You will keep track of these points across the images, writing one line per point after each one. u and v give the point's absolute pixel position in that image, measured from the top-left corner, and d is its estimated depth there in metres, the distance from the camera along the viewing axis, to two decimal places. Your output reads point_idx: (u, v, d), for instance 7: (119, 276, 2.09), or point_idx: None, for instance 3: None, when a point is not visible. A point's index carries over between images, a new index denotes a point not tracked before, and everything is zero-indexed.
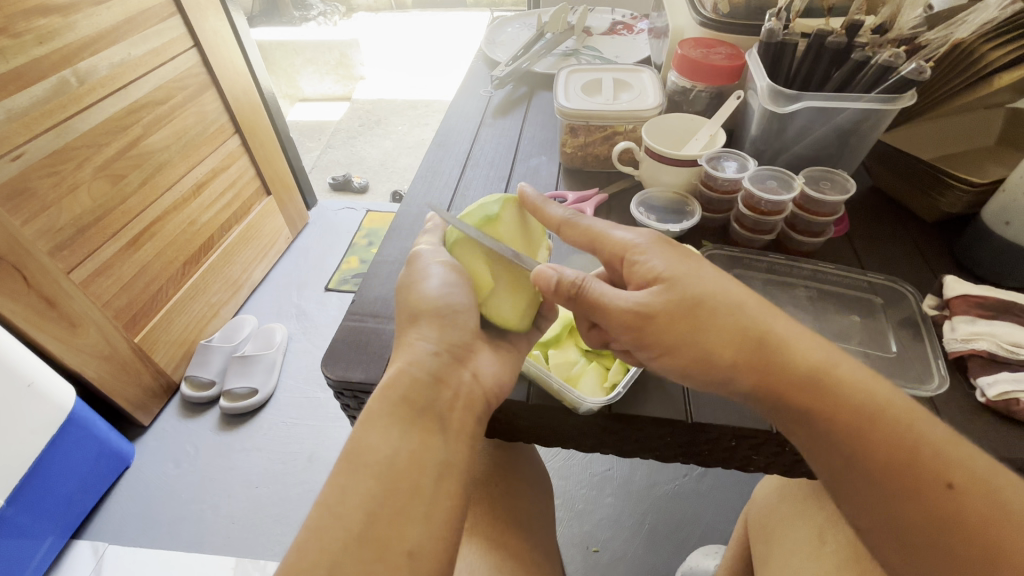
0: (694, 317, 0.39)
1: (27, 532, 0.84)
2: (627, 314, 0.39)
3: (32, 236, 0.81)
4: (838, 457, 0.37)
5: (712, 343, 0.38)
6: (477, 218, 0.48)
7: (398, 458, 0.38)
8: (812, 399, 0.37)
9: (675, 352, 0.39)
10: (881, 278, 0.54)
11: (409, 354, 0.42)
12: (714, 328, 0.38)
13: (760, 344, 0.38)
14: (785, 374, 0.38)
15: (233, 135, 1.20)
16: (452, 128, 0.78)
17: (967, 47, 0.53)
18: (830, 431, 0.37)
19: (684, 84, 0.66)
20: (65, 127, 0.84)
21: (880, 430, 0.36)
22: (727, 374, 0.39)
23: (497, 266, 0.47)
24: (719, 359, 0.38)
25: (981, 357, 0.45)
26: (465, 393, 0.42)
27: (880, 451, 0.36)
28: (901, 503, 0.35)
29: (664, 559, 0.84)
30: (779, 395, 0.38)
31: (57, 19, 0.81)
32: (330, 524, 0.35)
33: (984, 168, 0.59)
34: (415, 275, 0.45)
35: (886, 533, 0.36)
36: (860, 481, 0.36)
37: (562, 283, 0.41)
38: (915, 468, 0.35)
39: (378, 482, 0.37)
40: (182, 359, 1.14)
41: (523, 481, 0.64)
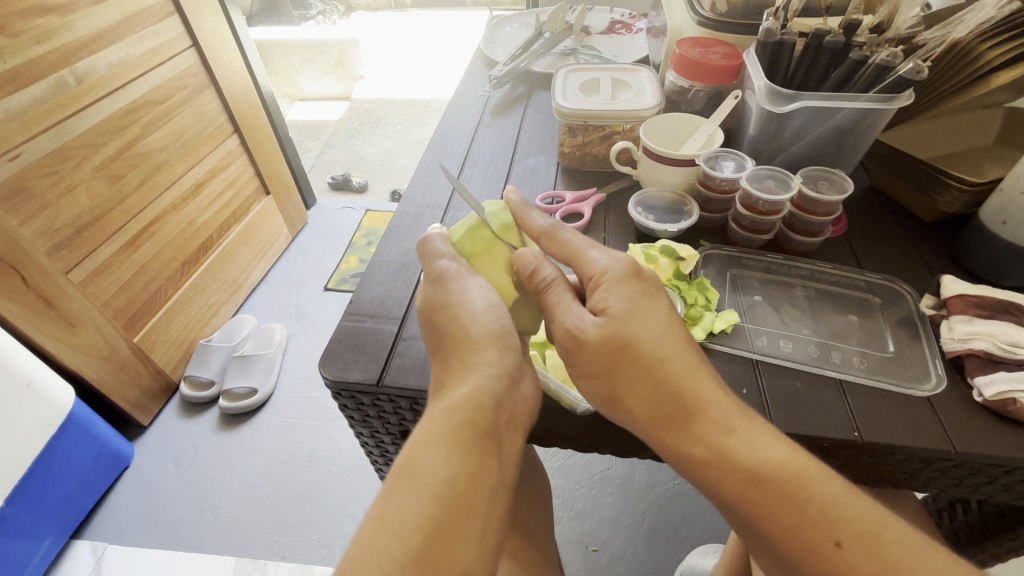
0: (619, 357, 0.39)
1: (27, 532, 0.84)
2: (563, 334, 0.41)
3: (30, 236, 0.81)
4: (736, 516, 0.38)
5: (626, 384, 0.39)
6: (493, 223, 0.47)
7: (457, 480, 0.36)
8: (702, 462, 0.38)
9: (592, 380, 0.41)
10: (878, 277, 0.55)
11: (477, 378, 0.40)
12: (629, 373, 0.39)
13: (666, 393, 0.39)
14: (679, 431, 0.38)
15: (232, 135, 1.20)
16: (451, 128, 0.78)
17: (965, 46, 0.53)
18: (724, 493, 0.37)
19: (682, 84, 0.66)
20: (63, 126, 0.84)
21: (768, 495, 0.36)
22: (628, 416, 0.40)
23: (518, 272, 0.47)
24: (630, 402, 0.40)
25: (978, 357, 0.44)
26: (514, 413, 0.41)
27: (770, 517, 0.36)
28: (796, 565, 0.36)
29: (663, 558, 0.84)
30: (677, 453, 0.39)
31: (55, 18, 0.81)
32: (372, 534, 0.34)
33: (983, 168, 0.59)
34: (458, 297, 0.43)
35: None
36: (760, 540, 0.37)
37: (537, 274, 0.43)
38: (802, 532, 0.35)
39: (438, 503, 0.35)
40: (182, 359, 1.14)
41: (522, 481, 0.64)
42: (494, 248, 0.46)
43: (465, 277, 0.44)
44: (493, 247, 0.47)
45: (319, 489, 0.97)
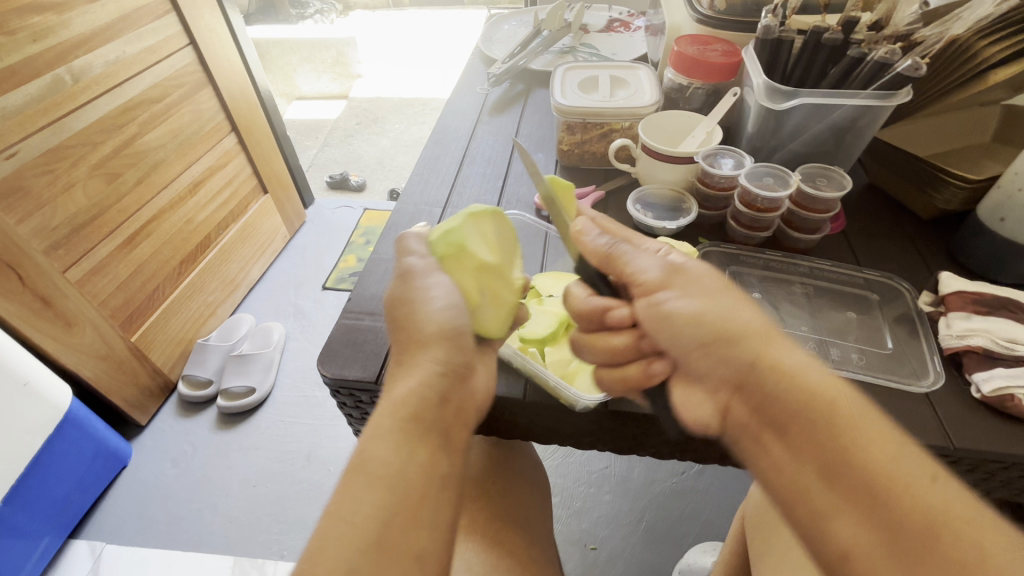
0: (716, 285, 0.43)
1: (24, 532, 0.83)
2: (661, 271, 0.43)
3: (27, 235, 0.80)
4: (823, 452, 0.36)
5: (729, 309, 0.42)
6: (465, 230, 0.47)
7: (410, 470, 0.37)
8: (801, 388, 0.38)
9: (692, 301, 0.41)
10: (876, 274, 0.55)
11: (421, 374, 0.41)
12: (732, 303, 0.42)
13: (764, 326, 0.41)
14: (781, 358, 0.39)
15: (230, 134, 1.20)
16: (450, 126, 0.78)
17: (963, 43, 0.53)
18: (819, 421, 0.37)
19: (680, 81, 0.66)
20: (60, 125, 0.84)
21: (866, 424, 0.36)
22: (733, 339, 0.40)
23: (485, 280, 0.46)
24: (731, 325, 0.41)
25: (977, 353, 0.45)
26: (464, 408, 0.42)
27: (869, 448, 0.35)
28: (889, 503, 0.33)
29: (662, 556, 0.84)
30: (776, 375, 0.39)
31: (51, 16, 0.80)
32: (331, 526, 0.34)
33: (981, 166, 0.59)
34: (420, 295, 0.44)
35: (875, 547, 0.33)
36: (848, 480, 0.35)
37: (604, 240, 0.45)
38: (901, 465, 0.34)
39: (391, 494, 0.36)
40: (180, 358, 1.13)
41: (521, 479, 0.64)
42: (463, 253, 0.46)
43: (429, 277, 0.45)
44: (462, 253, 0.46)
45: (318, 488, 0.97)
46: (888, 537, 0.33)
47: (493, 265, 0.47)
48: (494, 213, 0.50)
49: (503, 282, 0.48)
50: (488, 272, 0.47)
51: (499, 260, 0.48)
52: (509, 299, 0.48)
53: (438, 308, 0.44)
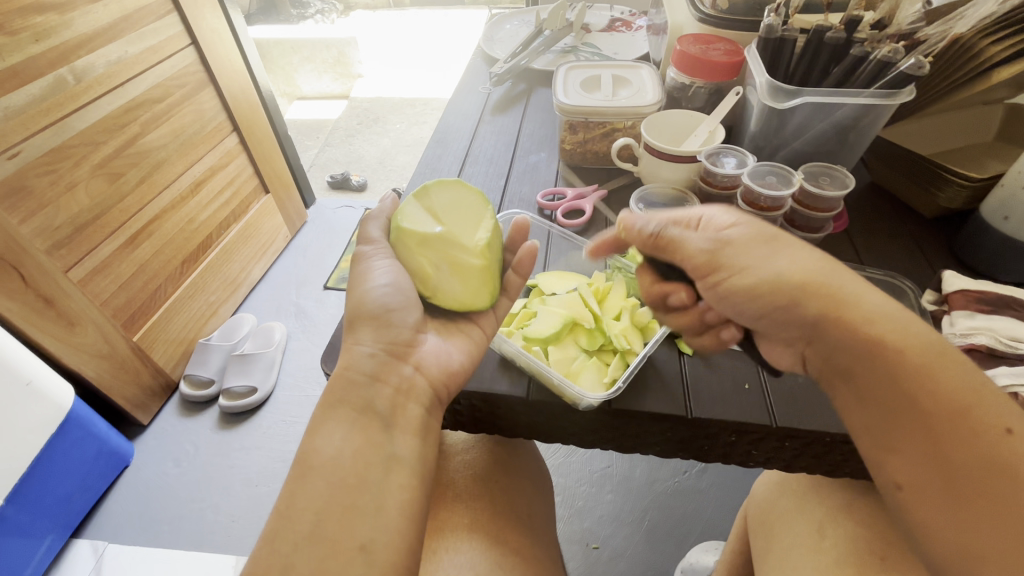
0: (767, 244, 0.43)
1: (27, 531, 0.84)
2: (703, 250, 0.44)
3: (30, 235, 0.80)
4: (891, 400, 0.38)
5: (784, 267, 0.42)
6: (403, 212, 0.49)
7: (343, 457, 0.38)
8: (869, 341, 0.39)
9: (746, 273, 0.42)
10: (879, 273, 0.53)
11: (347, 357, 0.42)
12: (786, 254, 0.43)
13: (826, 280, 0.41)
14: (850, 311, 0.40)
15: (231, 134, 1.20)
16: (452, 126, 0.78)
17: (965, 42, 0.53)
18: (888, 369, 0.38)
19: (683, 80, 0.66)
20: (63, 125, 0.84)
21: (939, 374, 0.37)
22: (794, 300, 0.41)
23: (432, 253, 0.48)
24: (789, 281, 0.41)
25: (981, 352, 0.45)
26: (404, 386, 0.42)
27: (940, 398, 0.36)
28: (950, 450, 0.35)
29: (664, 556, 0.84)
30: (846, 324, 0.40)
31: (53, 17, 0.80)
32: (280, 525, 0.35)
33: (983, 163, 0.59)
34: (363, 274, 0.46)
35: (932, 486, 0.36)
36: (914, 428, 0.37)
37: (649, 225, 0.45)
38: (972, 414, 0.36)
39: (327, 482, 0.36)
40: (182, 358, 1.14)
41: (523, 477, 0.64)
42: (401, 234, 0.48)
43: (375, 256, 0.47)
44: (401, 234, 0.48)
45: None
46: (945, 479, 0.35)
47: (436, 237, 0.48)
48: (436, 185, 0.51)
49: (455, 248, 0.48)
50: (434, 243, 0.48)
51: (449, 226, 0.49)
52: (468, 263, 0.48)
53: (377, 287, 0.45)
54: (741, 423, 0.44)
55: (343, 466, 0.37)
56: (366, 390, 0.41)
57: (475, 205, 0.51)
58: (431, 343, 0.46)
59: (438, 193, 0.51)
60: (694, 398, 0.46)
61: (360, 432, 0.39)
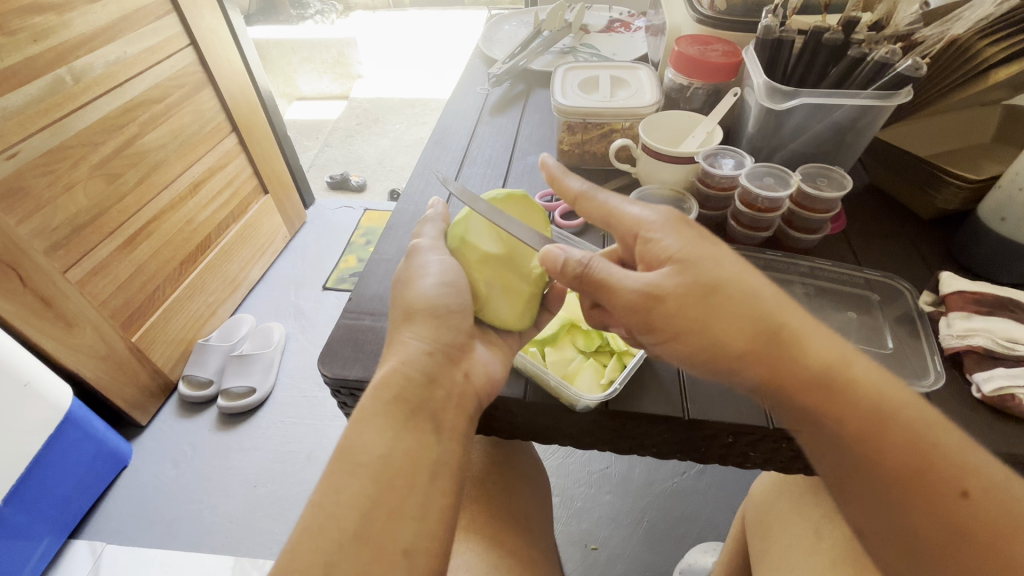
0: (701, 301, 0.37)
1: (25, 532, 0.84)
2: (635, 296, 0.39)
3: (28, 236, 0.80)
4: (843, 464, 0.37)
5: (722, 328, 0.37)
6: (467, 220, 0.48)
7: (393, 456, 0.38)
8: (817, 408, 0.37)
9: (683, 334, 0.38)
10: (877, 274, 0.54)
11: (403, 352, 0.42)
12: (723, 313, 0.37)
13: (774, 337, 0.37)
14: (793, 377, 0.37)
15: (230, 134, 1.20)
16: (450, 126, 0.78)
17: (963, 44, 0.53)
18: (839, 433, 0.37)
19: (680, 82, 0.66)
20: (61, 125, 0.84)
21: (893, 437, 0.36)
22: (737, 364, 0.38)
23: (492, 270, 0.47)
24: (729, 348, 0.38)
25: (977, 353, 0.45)
26: (456, 391, 0.42)
27: (892, 462, 0.36)
28: (910, 513, 0.36)
29: (662, 557, 0.84)
30: (787, 391, 0.37)
31: (52, 17, 0.80)
32: (325, 524, 0.35)
33: (980, 165, 0.59)
34: (417, 269, 0.46)
35: (890, 540, 0.37)
36: (868, 489, 0.37)
37: (577, 260, 0.41)
38: (925, 477, 0.35)
39: (373, 481, 0.37)
40: (181, 358, 1.14)
41: (521, 478, 0.64)
42: (465, 246, 0.47)
43: (432, 254, 0.47)
44: (466, 245, 0.47)
45: None
46: (907, 536, 0.36)
47: (499, 255, 0.47)
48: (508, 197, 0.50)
49: (513, 271, 0.48)
50: (495, 261, 0.47)
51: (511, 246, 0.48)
52: (521, 289, 0.48)
53: (428, 282, 0.45)
54: (738, 425, 0.44)
55: (392, 466, 0.37)
56: (423, 392, 0.40)
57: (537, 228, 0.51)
58: (484, 354, 0.46)
59: (507, 206, 0.50)
60: (690, 400, 0.45)
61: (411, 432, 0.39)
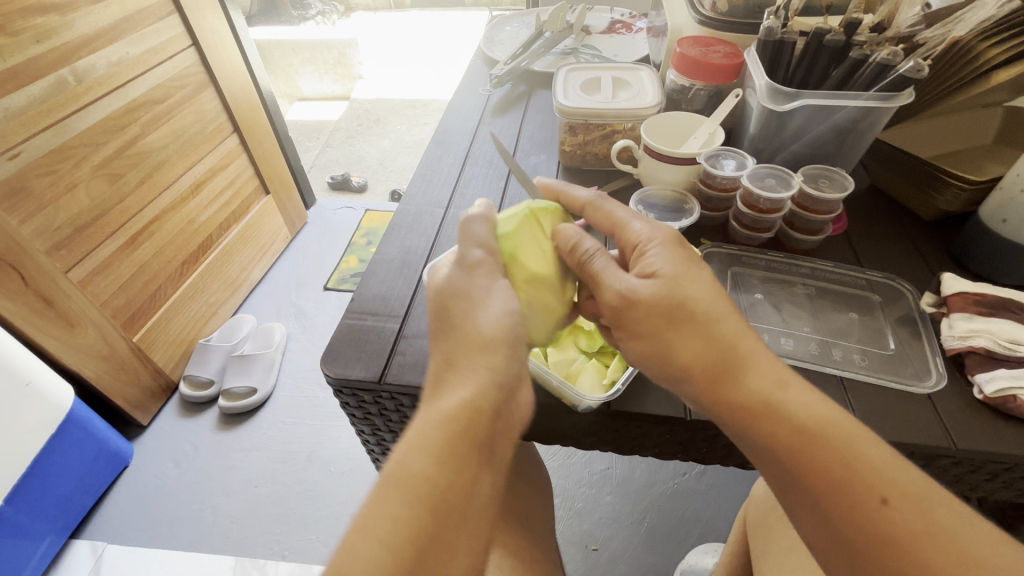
0: (667, 316, 0.39)
1: (27, 532, 0.84)
2: (614, 297, 0.41)
3: (30, 235, 0.81)
4: (780, 475, 0.37)
5: (679, 342, 0.39)
6: (520, 238, 0.45)
7: (454, 488, 0.35)
8: (751, 419, 0.37)
9: (643, 340, 0.41)
10: (878, 275, 0.55)
11: (477, 385, 0.38)
12: (685, 329, 0.39)
13: (720, 352, 0.39)
14: (728, 391, 0.38)
15: (232, 135, 1.20)
16: (452, 127, 0.78)
17: (966, 44, 0.53)
18: (772, 446, 0.37)
19: (682, 83, 0.66)
20: (63, 126, 0.84)
21: (820, 449, 0.36)
22: (680, 376, 0.40)
23: (534, 289, 0.45)
24: (675, 359, 0.39)
25: (979, 354, 0.45)
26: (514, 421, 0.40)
27: (819, 473, 0.35)
28: (839, 525, 0.35)
29: (663, 558, 0.84)
30: (721, 404, 0.39)
31: (54, 17, 0.80)
32: (359, 540, 0.32)
33: (981, 166, 0.59)
34: (477, 293, 0.42)
35: (835, 555, 0.35)
36: (803, 500, 0.36)
37: (584, 246, 0.44)
38: (848, 488, 0.35)
39: (430, 515, 0.34)
40: (182, 358, 1.14)
41: (523, 479, 0.64)
42: (518, 265, 0.45)
43: (488, 273, 0.43)
44: (514, 262, 0.45)
45: (318, 488, 0.97)
46: (841, 550, 0.35)
47: (545, 275, 0.45)
48: (552, 214, 0.48)
49: (556, 294, 0.46)
50: (543, 282, 0.45)
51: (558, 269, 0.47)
52: (558, 310, 0.46)
53: (491, 311, 0.41)
54: None
55: (449, 495, 0.35)
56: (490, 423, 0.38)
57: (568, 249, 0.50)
58: None
59: (553, 223, 0.48)
60: None
61: (471, 465, 0.36)
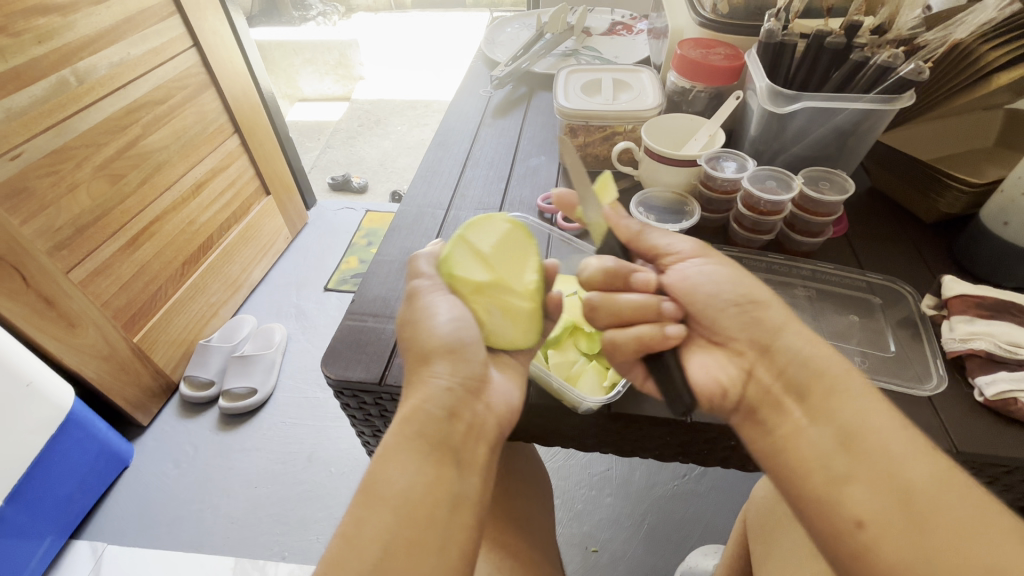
0: (735, 266, 0.46)
1: (27, 532, 0.84)
2: (689, 248, 0.46)
3: (31, 236, 0.81)
4: (842, 424, 0.36)
5: (750, 284, 0.44)
6: (456, 257, 0.47)
7: (414, 491, 0.36)
8: (819, 361, 0.39)
9: (722, 273, 0.45)
10: (879, 278, 0.55)
11: (425, 391, 0.40)
12: (751, 276, 0.45)
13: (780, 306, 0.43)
14: (796, 338, 0.41)
15: (233, 135, 1.20)
16: (452, 128, 0.78)
17: (966, 47, 0.54)
18: (837, 389, 0.38)
19: (683, 84, 0.66)
20: (64, 126, 0.84)
21: (880, 398, 0.37)
22: (749, 317, 0.42)
23: (486, 297, 0.46)
24: (749, 296, 0.43)
25: (979, 357, 0.45)
26: (476, 424, 0.41)
27: (883, 417, 0.36)
28: (906, 469, 0.34)
29: (663, 559, 0.84)
30: (791, 347, 0.40)
31: (56, 18, 0.81)
32: (342, 549, 0.33)
33: (982, 169, 0.59)
34: (424, 309, 0.44)
35: (894, 513, 0.32)
36: (865, 447, 0.35)
37: (632, 224, 0.48)
38: (910, 433, 0.35)
39: (395, 515, 0.35)
40: (182, 359, 1.14)
41: (523, 481, 0.64)
42: (457, 280, 0.46)
43: (433, 291, 0.45)
44: (456, 279, 0.46)
45: (319, 489, 0.97)
46: (904, 501, 0.33)
47: (489, 281, 0.46)
48: (487, 220, 0.49)
49: (509, 295, 0.47)
50: (488, 288, 0.46)
51: (505, 272, 0.47)
52: (522, 308, 0.47)
53: (442, 321, 0.43)
54: None
55: (413, 498, 0.35)
56: (444, 427, 0.39)
57: (524, 244, 0.49)
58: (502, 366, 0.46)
59: (488, 230, 0.49)
60: None
61: (433, 464, 0.37)
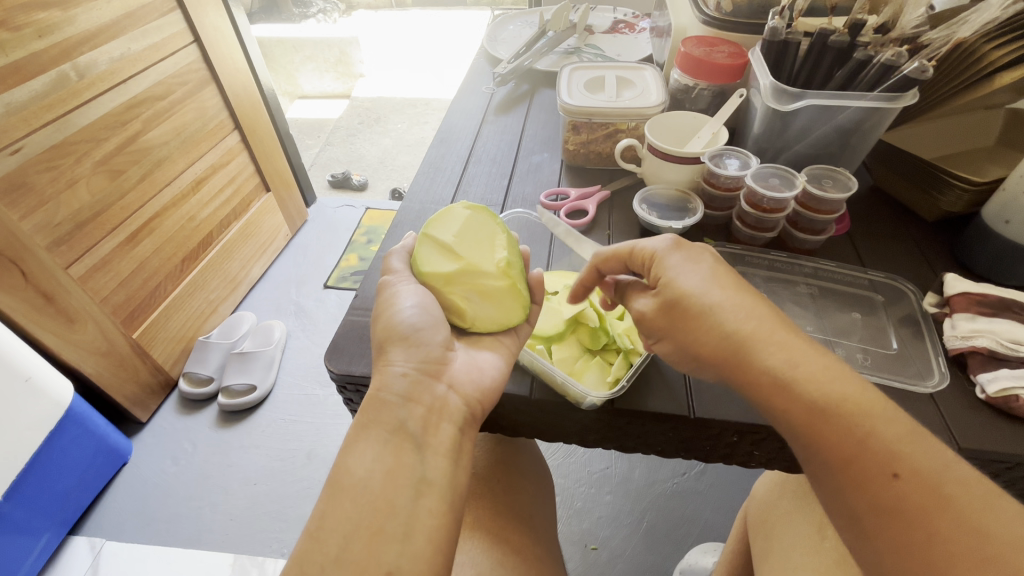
0: (676, 315, 0.40)
1: (26, 528, 0.83)
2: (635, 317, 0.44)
3: (31, 231, 0.80)
4: (801, 447, 0.37)
5: (687, 335, 0.40)
6: (421, 256, 0.48)
7: (373, 479, 0.37)
8: (768, 399, 0.38)
9: (665, 342, 0.42)
10: (881, 275, 0.55)
11: (382, 377, 0.42)
12: (687, 320, 0.40)
13: (737, 329, 0.38)
14: (747, 369, 0.38)
15: (233, 132, 1.20)
16: (455, 125, 0.78)
17: (968, 47, 0.54)
18: (789, 419, 0.37)
19: (686, 82, 0.67)
20: (65, 121, 0.84)
21: (829, 423, 0.35)
22: (697, 360, 0.40)
23: (457, 286, 0.47)
24: (691, 347, 0.40)
25: (982, 354, 0.45)
26: (437, 406, 0.42)
27: (828, 447, 0.35)
28: (851, 495, 0.35)
29: (663, 557, 0.84)
30: (742, 385, 0.39)
31: (57, 13, 0.80)
32: (309, 547, 0.35)
33: (984, 167, 0.59)
34: (389, 299, 0.45)
35: (846, 526, 0.35)
36: (819, 469, 0.36)
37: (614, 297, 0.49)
38: (859, 459, 0.34)
39: (354, 505, 0.36)
40: (182, 355, 1.14)
41: (524, 476, 0.64)
42: (426, 278, 0.47)
43: (401, 282, 0.47)
44: (423, 276, 0.47)
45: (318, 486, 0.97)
46: (851, 519, 0.35)
47: (458, 269, 0.47)
48: (446, 214, 0.50)
49: (482, 277, 0.47)
50: (459, 275, 0.47)
51: (474, 256, 0.48)
52: (496, 286, 0.47)
53: (405, 308, 0.44)
54: (742, 424, 0.44)
55: (373, 490, 0.37)
56: (397, 410, 0.40)
57: (487, 226, 0.50)
58: (490, 363, 0.46)
59: (448, 221, 0.50)
60: (696, 397, 0.46)
61: (391, 451, 0.39)
